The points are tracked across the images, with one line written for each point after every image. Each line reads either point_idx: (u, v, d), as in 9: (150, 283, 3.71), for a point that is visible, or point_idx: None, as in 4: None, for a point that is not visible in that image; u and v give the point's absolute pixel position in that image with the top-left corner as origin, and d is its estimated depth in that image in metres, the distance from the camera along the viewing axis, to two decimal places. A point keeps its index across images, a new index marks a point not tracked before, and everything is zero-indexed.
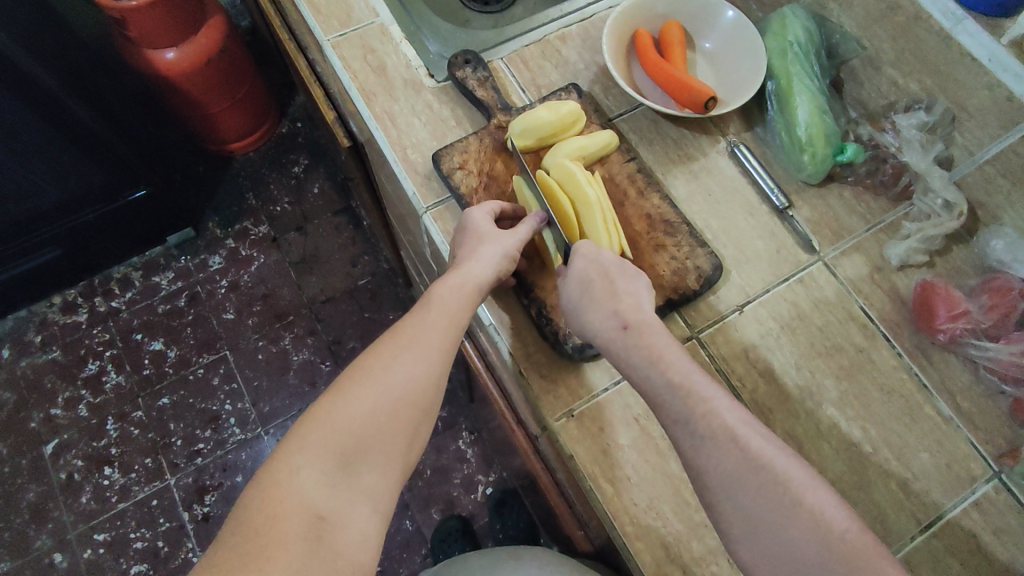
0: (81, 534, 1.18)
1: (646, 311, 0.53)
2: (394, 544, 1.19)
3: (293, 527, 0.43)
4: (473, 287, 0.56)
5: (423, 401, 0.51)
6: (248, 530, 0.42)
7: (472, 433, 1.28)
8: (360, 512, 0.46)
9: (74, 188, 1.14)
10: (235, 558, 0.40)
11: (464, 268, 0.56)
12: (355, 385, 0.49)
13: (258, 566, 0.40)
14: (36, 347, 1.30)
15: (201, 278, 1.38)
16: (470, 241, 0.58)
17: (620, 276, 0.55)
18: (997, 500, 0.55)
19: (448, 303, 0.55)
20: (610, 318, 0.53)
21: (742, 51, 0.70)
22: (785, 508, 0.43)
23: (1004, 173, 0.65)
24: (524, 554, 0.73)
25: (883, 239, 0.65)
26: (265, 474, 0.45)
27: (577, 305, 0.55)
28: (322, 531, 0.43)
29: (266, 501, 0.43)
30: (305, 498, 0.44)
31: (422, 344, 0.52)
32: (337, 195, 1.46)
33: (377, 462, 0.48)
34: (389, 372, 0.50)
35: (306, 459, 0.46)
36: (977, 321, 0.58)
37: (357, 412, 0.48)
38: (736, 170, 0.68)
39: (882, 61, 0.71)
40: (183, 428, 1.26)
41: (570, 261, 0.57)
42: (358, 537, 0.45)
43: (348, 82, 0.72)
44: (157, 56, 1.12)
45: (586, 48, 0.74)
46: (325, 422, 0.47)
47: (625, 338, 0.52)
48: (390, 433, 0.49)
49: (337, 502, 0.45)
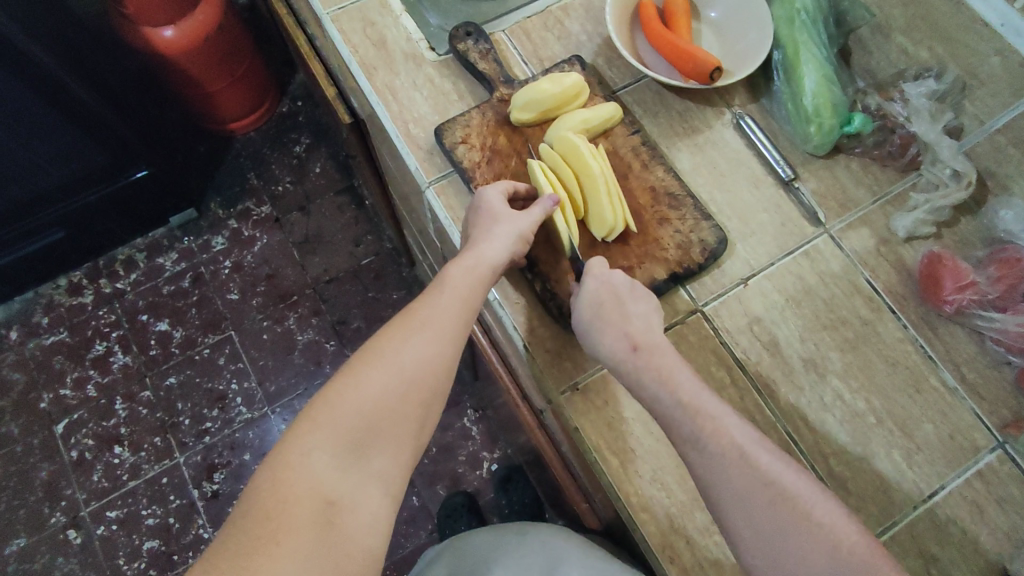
0: (93, 511, 1.20)
1: (655, 332, 0.54)
2: (401, 520, 1.21)
3: (302, 511, 0.43)
4: (486, 269, 0.56)
5: (434, 385, 0.51)
6: (256, 514, 0.43)
7: (477, 410, 1.29)
8: (370, 495, 0.46)
9: (77, 169, 1.14)
10: (244, 543, 0.41)
11: (478, 249, 0.56)
12: (366, 368, 0.49)
13: (267, 551, 0.41)
14: (44, 329, 1.31)
15: (206, 259, 1.38)
16: (486, 221, 0.58)
17: (630, 298, 0.56)
18: (1000, 469, 0.55)
19: (460, 285, 0.55)
20: (620, 339, 0.54)
21: (748, 20, 0.69)
22: (791, 518, 0.45)
23: (1015, 142, 0.64)
24: (530, 528, 0.73)
25: (890, 211, 0.64)
26: (275, 458, 0.45)
27: (589, 326, 0.55)
28: (332, 514, 0.44)
29: (275, 487, 0.44)
30: (314, 482, 0.45)
31: (434, 327, 0.52)
32: (339, 175, 1.45)
33: (388, 445, 0.48)
34: (399, 356, 0.50)
35: (315, 444, 0.46)
36: (983, 291, 0.57)
37: (366, 395, 0.48)
38: (742, 142, 0.67)
39: (892, 29, 0.70)
40: (191, 407, 1.28)
41: (582, 281, 0.57)
42: (367, 520, 0.45)
43: (348, 56, 0.71)
44: (154, 33, 1.10)
45: (589, 19, 0.73)
46: (334, 406, 0.47)
47: (635, 359, 0.53)
48: (401, 416, 0.49)
49: (346, 487, 0.45)
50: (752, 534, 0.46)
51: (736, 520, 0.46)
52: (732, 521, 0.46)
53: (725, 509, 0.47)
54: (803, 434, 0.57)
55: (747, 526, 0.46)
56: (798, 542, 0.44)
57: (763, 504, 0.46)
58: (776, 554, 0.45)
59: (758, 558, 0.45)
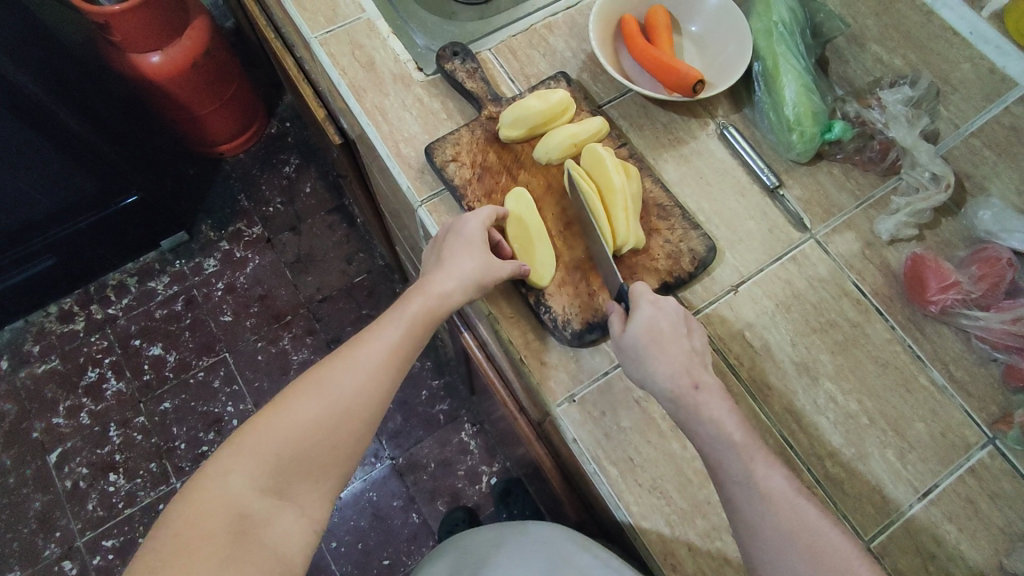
0: (89, 540, 1.19)
1: (710, 372, 0.53)
2: (402, 538, 1.21)
3: (218, 525, 0.44)
4: (438, 302, 0.56)
5: (369, 414, 0.51)
6: (174, 524, 0.44)
7: (475, 425, 1.29)
8: (290, 515, 0.47)
9: (66, 196, 1.14)
10: (159, 551, 0.42)
11: (433, 282, 0.57)
12: (301, 395, 0.50)
13: (178, 560, 0.42)
14: (35, 357, 1.30)
15: (196, 282, 1.38)
16: (460, 256, 0.57)
17: (685, 332, 0.54)
18: (992, 465, 0.56)
19: (408, 316, 0.55)
20: (682, 375, 0.51)
21: (728, 34, 0.70)
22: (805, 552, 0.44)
23: (990, 145, 0.66)
24: (529, 526, 0.71)
25: (873, 215, 0.65)
26: (200, 473, 0.46)
27: (646, 354, 0.53)
28: (248, 530, 0.45)
29: (195, 502, 0.45)
30: (234, 499, 0.45)
31: (374, 357, 0.52)
32: (329, 194, 1.46)
33: (317, 468, 0.49)
34: (338, 384, 0.50)
35: (241, 462, 0.46)
36: (967, 291, 0.59)
37: (301, 419, 0.49)
38: (726, 152, 0.69)
39: (866, 38, 0.71)
40: (186, 432, 1.27)
41: (636, 305, 0.55)
42: (280, 539, 0.46)
43: (336, 78, 0.72)
44: (141, 60, 1.11)
45: (573, 36, 0.75)
46: (265, 429, 0.48)
47: (696, 395, 0.50)
48: (333, 443, 0.49)
49: (267, 505, 0.46)
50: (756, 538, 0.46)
51: (745, 529, 0.47)
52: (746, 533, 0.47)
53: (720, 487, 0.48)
54: (798, 436, 0.58)
55: (751, 531, 0.46)
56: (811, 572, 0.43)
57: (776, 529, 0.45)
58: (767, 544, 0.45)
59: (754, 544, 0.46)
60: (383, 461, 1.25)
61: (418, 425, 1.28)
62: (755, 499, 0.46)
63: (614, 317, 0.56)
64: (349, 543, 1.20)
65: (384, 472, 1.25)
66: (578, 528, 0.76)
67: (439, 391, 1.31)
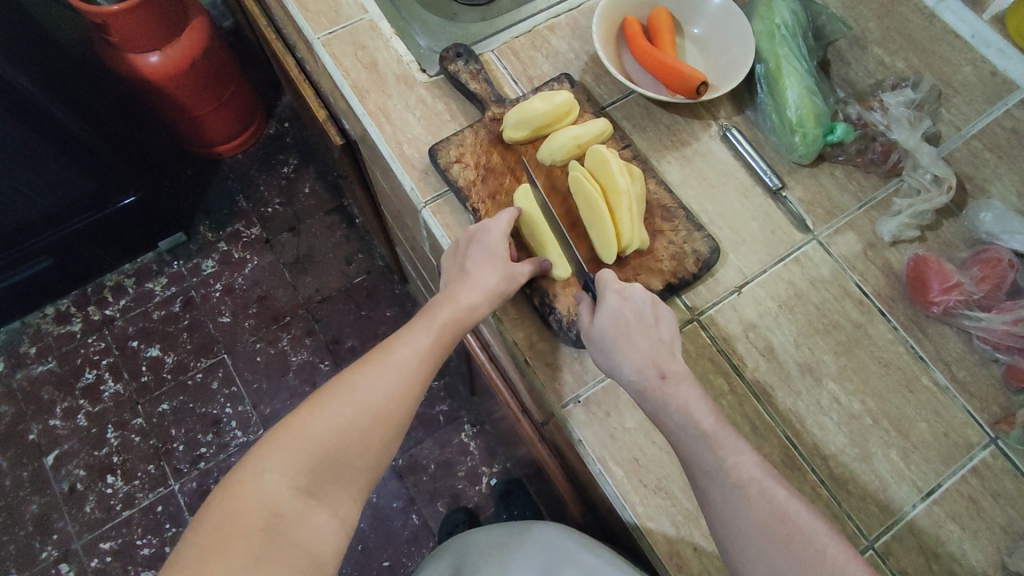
0: (86, 543, 1.18)
1: (679, 361, 0.53)
2: (402, 538, 1.20)
3: (253, 528, 0.44)
4: (463, 308, 0.56)
5: (398, 420, 0.51)
6: (210, 525, 0.43)
7: (475, 425, 1.29)
8: (322, 517, 0.46)
9: (64, 198, 1.13)
10: (195, 551, 0.42)
11: (458, 288, 0.57)
12: (332, 399, 0.49)
13: (214, 562, 0.42)
14: (31, 359, 1.29)
15: (195, 283, 1.37)
16: (486, 269, 0.57)
17: (652, 319, 0.55)
18: (994, 465, 0.57)
19: (434, 321, 0.55)
20: (648, 365, 0.52)
21: (730, 36, 0.70)
22: (802, 552, 0.43)
23: (992, 147, 0.66)
24: (534, 524, 0.71)
25: (875, 216, 0.66)
26: (233, 474, 0.46)
27: (612, 345, 0.54)
28: (282, 532, 0.45)
29: (229, 503, 0.44)
30: (268, 500, 0.45)
31: (402, 363, 0.52)
32: (328, 195, 1.46)
33: (347, 471, 0.48)
34: (369, 388, 0.50)
35: (274, 464, 0.46)
36: (969, 292, 0.59)
37: (332, 422, 0.48)
38: (729, 154, 0.69)
39: (868, 40, 0.72)
40: (185, 433, 1.26)
41: (601, 295, 0.55)
42: (313, 541, 0.46)
43: (339, 79, 0.71)
44: (138, 60, 1.10)
45: (576, 38, 0.75)
46: (297, 431, 0.48)
47: (662, 386, 0.51)
48: (363, 447, 0.49)
49: (300, 506, 0.46)
50: (749, 545, 0.45)
51: (738, 536, 0.45)
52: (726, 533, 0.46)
53: (713, 491, 0.47)
54: (802, 437, 0.58)
55: (744, 537, 0.45)
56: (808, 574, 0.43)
57: (769, 532, 0.44)
58: (763, 549, 0.44)
59: (749, 552, 0.45)
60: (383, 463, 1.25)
61: (418, 426, 1.28)
62: (751, 502, 0.45)
63: (582, 308, 0.57)
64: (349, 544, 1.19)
65: (384, 473, 1.24)
66: (581, 528, 0.76)
67: (439, 392, 1.31)
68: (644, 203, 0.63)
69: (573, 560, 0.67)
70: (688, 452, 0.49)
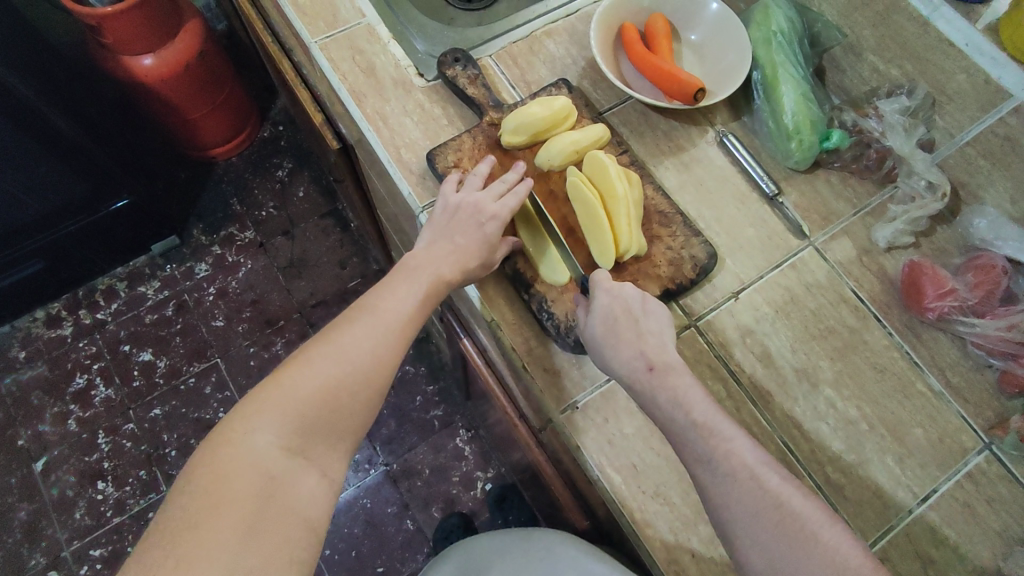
0: (76, 550, 1.16)
1: (670, 352, 0.53)
2: (396, 544, 1.20)
3: (246, 485, 0.44)
4: (436, 274, 0.58)
5: (382, 377, 0.52)
6: (202, 484, 0.43)
7: (470, 430, 1.29)
8: (312, 474, 0.47)
9: (55, 200, 1.12)
10: (189, 511, 0.41)
11: (434, 258, 0.59)
12: (315, 357, 0.50)
13: (209, 519, 0.41)
14: (21, 364, 1.28)
15: (188, 286, 1.36)
16: (472, 248, 0.59)
17: (643, 313, 0.55)
18: (988, 470, 0.57)
19: (411, 285, 0.57)
20: (636, 358, 0.53)
21: (727, 42, 0.71)
22: (802, 542, 0.43)
23: (985, 154, 0.67)
24: (535, 532, 0.72)
25: (870, 222, 0.66)
26: (220, 434, 0.46)
27: (602, 340, 0.54)
28: (276, 489, 0.45)
29: (220, 462, 0.44)
30: (260, 459, 0.45)
31: (381, 323, 0.54)
32: (323, 199, 1.45)
33: (335, 428, 0.49)
34: (351, 347, 0.51)
35: (262, 422, 0.46)
36: (963, 298, 0.60)
37: (318, 380, 0.49)
38: (726, 160, 0.70)
39: (863, 48, 0.72)
40: (177, 438, 1.25)
41: (592, 294, 0.56)
42: (307, 497, 0.46)
43: (337, 84, 0.71)
44: (132, 62, 1.10)
45: (573, 43, 0.75)
46: (282, 389, 0.48)
47: (651, 378, 0.52)
48: (349, 404, 0.50)
49: (292, 464, 0.46)
50: (750, 538, 0.44)
51: (737, 529, 0.45)
52: (727, 528, 0.46)
53: (711, 486, 0.47)
54: (799, 442, 0.58)
55: (743, 529, 0.45)
56: (810, 565, 0.42)
57: (769, 523, 0.44)
58: (765, 541, 0.44)
59: (750, 544, 0.44)
60: (377, 468, 1.24)
61: (413, 431, 1.28)
62: (750, 494, 0.45)
63: (579, 308, 0.58)
64: (343, 551, 1.18)
65: (378, 478, 1.24)
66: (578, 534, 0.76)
67: (434, 396, 1.31)
68: (642, 209, 0.63)
69: (571, 567, 0.66)
70: (686, 456, 0.49)
